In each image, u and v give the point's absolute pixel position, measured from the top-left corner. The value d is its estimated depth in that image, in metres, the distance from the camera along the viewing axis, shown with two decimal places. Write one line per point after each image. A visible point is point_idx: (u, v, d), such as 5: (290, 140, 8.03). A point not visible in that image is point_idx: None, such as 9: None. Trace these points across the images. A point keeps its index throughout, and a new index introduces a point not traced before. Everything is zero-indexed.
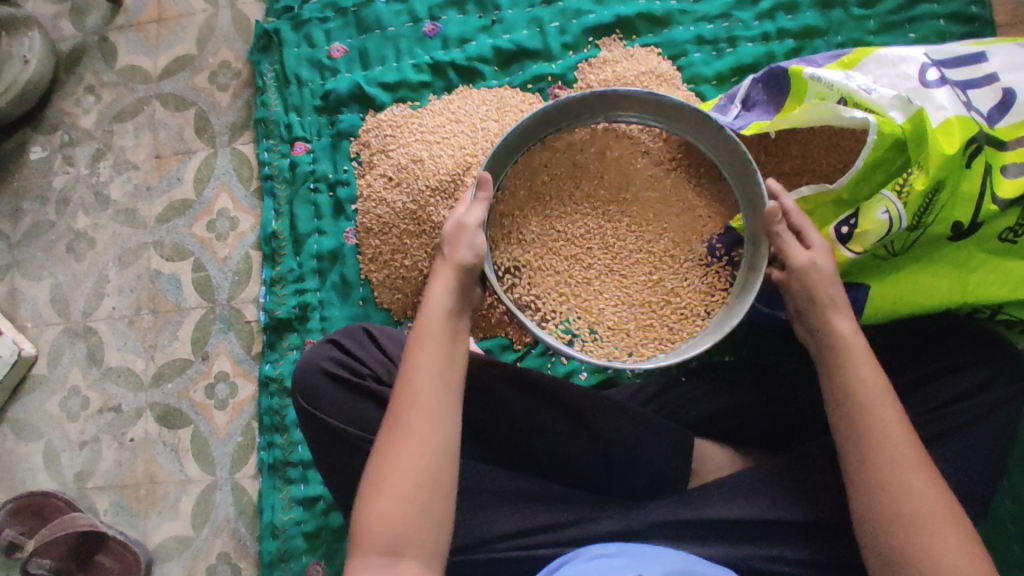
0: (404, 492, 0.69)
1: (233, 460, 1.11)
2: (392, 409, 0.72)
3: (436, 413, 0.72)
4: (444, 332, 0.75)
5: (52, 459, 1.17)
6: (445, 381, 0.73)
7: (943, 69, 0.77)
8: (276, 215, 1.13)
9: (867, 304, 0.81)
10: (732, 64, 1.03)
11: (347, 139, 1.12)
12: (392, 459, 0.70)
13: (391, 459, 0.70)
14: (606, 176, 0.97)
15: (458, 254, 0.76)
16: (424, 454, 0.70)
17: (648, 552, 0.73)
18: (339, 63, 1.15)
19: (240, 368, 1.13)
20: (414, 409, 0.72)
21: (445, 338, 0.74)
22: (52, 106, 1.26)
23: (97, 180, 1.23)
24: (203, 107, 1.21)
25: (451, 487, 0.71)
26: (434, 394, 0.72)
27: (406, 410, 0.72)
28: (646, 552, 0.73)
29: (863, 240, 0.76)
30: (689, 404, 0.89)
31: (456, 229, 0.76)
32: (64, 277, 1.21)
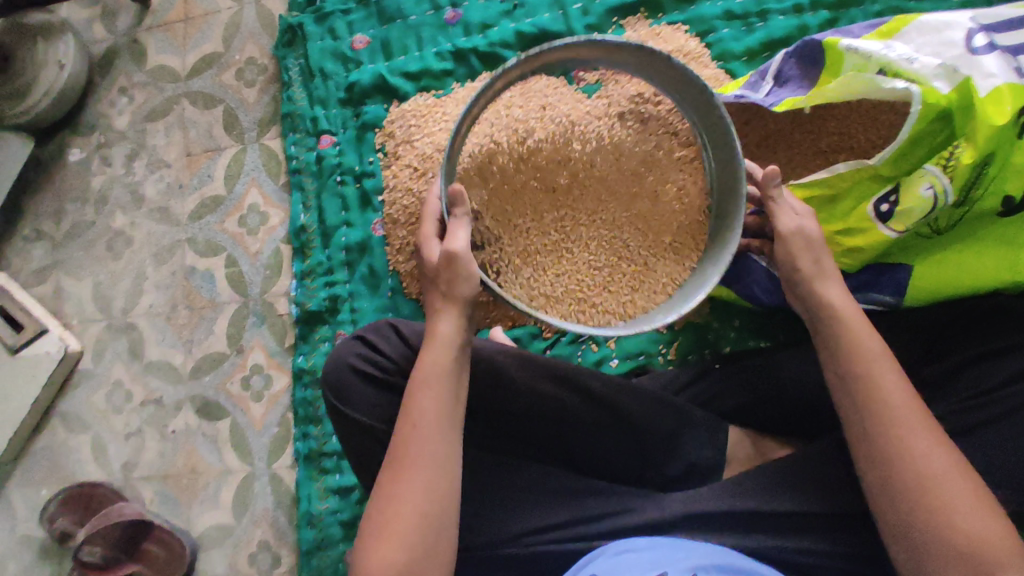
0: (399, 527, 0.66)
1: (270, 450, 1.13)
2: (393, 446, 0.71)
3: (443, 450, 0.70)
4: (448, 373, 0.73)
5: (100, 450, 1.22)
6: (447, 419, 0.72)
7: (992, 34, 0.71)
8: (304, 209, 1.14)
9: (905, 287, 0.78)
10: (763, 39, 0.99)
11: (372, 130, 1.12)
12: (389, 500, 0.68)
13: (398, 496, 0.68)
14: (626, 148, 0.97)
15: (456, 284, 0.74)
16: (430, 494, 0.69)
17: (677, 546, 0.72)
18: (362, 55, 1.15)
19: (274, 361, 1.15)
20: (419, 449, 0.70)
21: (446, 379, 0.73)
22: (88, 109, 1.29)
23: (132, 180, 1.26)
24: (231, 104, 1.22)
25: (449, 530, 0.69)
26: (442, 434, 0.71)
27: (413, 449, 0.70)
28: (674, 546, 0.72)
29: (906, 217, 0.73)
30: (721, 394, 0.88)
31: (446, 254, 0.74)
32: (104, 275, 1.25)
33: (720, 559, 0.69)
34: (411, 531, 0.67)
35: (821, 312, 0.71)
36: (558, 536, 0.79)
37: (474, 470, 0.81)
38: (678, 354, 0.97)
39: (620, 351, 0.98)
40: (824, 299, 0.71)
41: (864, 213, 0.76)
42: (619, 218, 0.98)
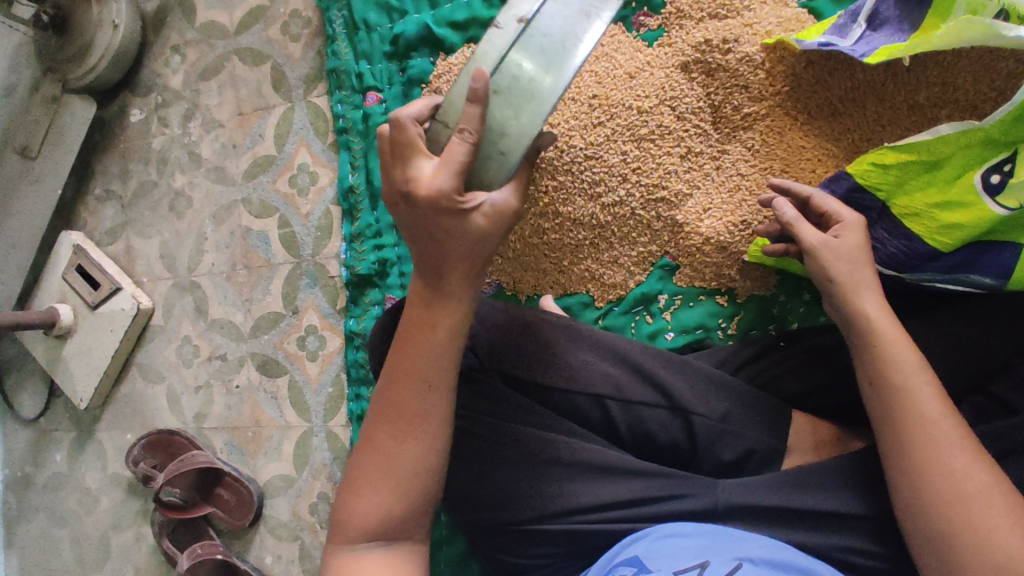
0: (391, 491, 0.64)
1: (326, 409, 1.17)
2: (385, 399, 0.65)
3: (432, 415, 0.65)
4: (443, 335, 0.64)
5: (174, 401, 1.29)
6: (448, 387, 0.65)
7: None
8: (353, 169, 1.12)
9: (1013, 269, 0.68)
10: None
11: (419, 86, 1.07)
12: (382, 461, 0.64)
13: (383, 459, 0.64)
14: (690, 98, 0.88)
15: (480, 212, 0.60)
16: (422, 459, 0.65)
17: (728, 536, 0.68)
18: (407, 3, 1.08)
19: (327, 323, 1.16)
20: (418, 413, 0.64)
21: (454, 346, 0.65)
22: (145, 68, 1.30)
23: (189, 140, 1.27)
24: (278, 60, 1.20)
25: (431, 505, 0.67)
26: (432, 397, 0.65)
27: (405, 410, 0.64)
28: (725, 536, 0.68)
29: (1020, 191, 0.62)
30: (785, 374, 0.81)
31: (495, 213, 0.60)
32: (169, 235, 1.29)
33: (780, 556, 0.64)
34: (396, 492, 0.65)
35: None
36: (605, 517, 0.77)
37: (517, 449, 0.79)
38: (740, 329, 0.90)
39: (677, 324, 0.92)
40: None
41: (970, 183, 0.65)
42: (679, 174, 0.89)
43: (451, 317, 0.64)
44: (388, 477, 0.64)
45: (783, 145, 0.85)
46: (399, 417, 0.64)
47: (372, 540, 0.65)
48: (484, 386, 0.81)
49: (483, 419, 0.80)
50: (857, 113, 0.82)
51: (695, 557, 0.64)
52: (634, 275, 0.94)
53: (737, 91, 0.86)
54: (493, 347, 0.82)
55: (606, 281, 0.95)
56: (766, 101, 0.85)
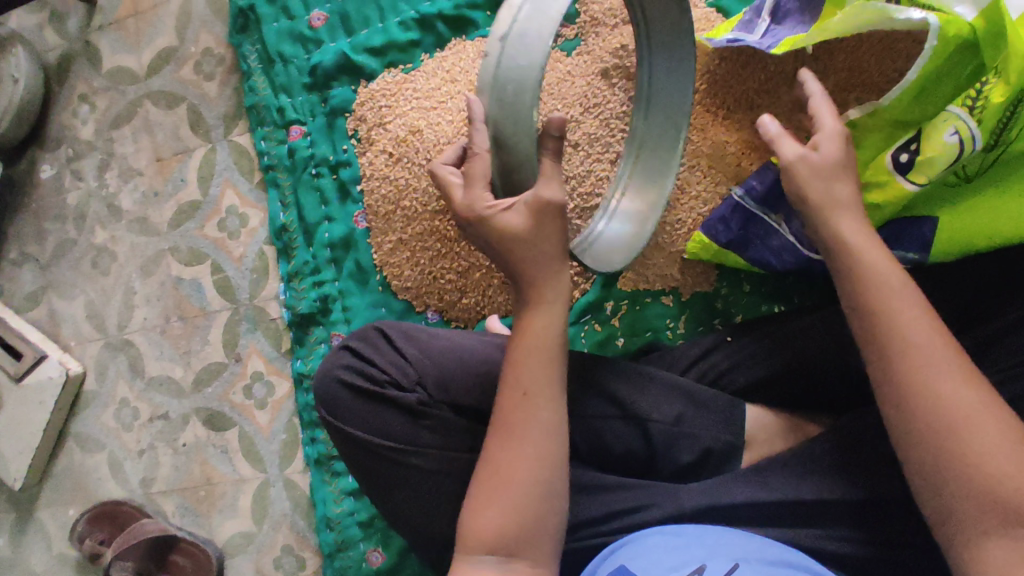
0: (515, 503, 0.63)
1: (281, 457, 1.11)
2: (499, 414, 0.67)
3: (545, 420, 0.66)
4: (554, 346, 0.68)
5: (118, 468, 1.21)
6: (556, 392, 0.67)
7: None
8: (283, 206, 1.08)
9: (932, 241, 0.70)
10: None
11: (343, 115, 1.04)
12: (500, 470, 0.64)
13: (503, 470, 0.64)
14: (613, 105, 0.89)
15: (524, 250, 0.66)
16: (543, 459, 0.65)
17: (719, 537, 0.66)
18: (321, 33, 1.05)
19: (273, 368, 1.12)
20: (526, 419, 0.66)
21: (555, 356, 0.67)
22: (52, 121, 1.24)
23: (106, 192, 1.21)
24: (193, 101, 1.15)
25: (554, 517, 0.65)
26: (542, 401, 0.66)
27: (514, 419, 0.66)
28: (717, 537, 0.66)
29: (929, 168, 0.65)
30: (733, 369, 0.81)
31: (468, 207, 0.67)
32: (94, 293, 1.22)
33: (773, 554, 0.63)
34: (513, 506, 0.63)
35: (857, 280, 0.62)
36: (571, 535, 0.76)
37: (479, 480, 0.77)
38: (687, 327, 0.90)
39: (625, 328, 0.92)
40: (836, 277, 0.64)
41: (881, 164, 0.67)
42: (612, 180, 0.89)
43: (540, 316, 0.68)
44: (503, 488, 0.64)
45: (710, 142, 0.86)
46: (511, 427, 0.66)
47: (490, 556, 0.62)
48: (436, 420, 0.79)
49: (439, 453, 0.78)
50: (773, 102, 0.83)
51: (689, 562, 0.61)
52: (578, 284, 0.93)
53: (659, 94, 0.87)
54: (441, 376, 0.79)
55: None
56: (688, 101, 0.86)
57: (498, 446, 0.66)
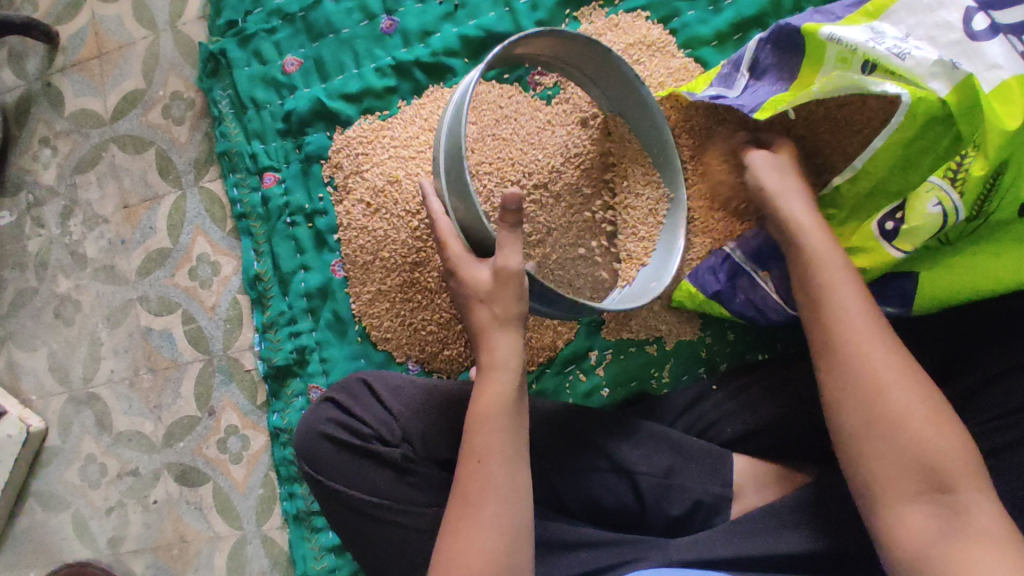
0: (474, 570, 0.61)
1: (258, 513, 1.08)
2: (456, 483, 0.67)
3: (502, 482, 0.66)
4: (508, 408, 0.69)
5: (84, 527, 1.16)
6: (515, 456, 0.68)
7: (994, 11, 0.59)
8: (257, 255, 1.05)
9: (913, 296, 0.69)
10: (733, 19, 0.86)
11: (318, 162, 1.02)
12: (459, 538, 0.64)
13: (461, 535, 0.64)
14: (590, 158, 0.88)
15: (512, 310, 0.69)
16: (508, 519, 0.65)
17: None
18: (296, 78, 1.04)
19: (248, 421, 1.08)
20: (486, 480, 0.66)
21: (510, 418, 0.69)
22: (10, 166, 1.19)
23: (70, 239, 1.16)
24: (162, 146, 1.12)
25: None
26: (497, 464, 0.67)
27: (469, 487, 0.66)
28: None
29: (913, 236, 0.65)
30: (721, 420, 0.81)
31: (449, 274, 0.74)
32: (57, 345, 1.17)
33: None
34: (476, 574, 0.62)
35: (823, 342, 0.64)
36: None
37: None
38: (673, 375, 0.90)
39: (610, 378, 0.91)
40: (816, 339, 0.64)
41: (867, 231, 0.68)
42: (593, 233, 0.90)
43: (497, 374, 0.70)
44: (471, 555, 0.62)
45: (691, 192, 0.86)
46: (470, 496, 0.66)
47: None
48: (420, 476, 0.78)
49: (422, 511, 0.76)
50: None
51: None
52: (562, 334, 0.92)
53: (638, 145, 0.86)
54: (425, 431, 0.79)
55: (535, 345, 0.91)
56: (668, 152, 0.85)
57: (455, 516, 0.65)
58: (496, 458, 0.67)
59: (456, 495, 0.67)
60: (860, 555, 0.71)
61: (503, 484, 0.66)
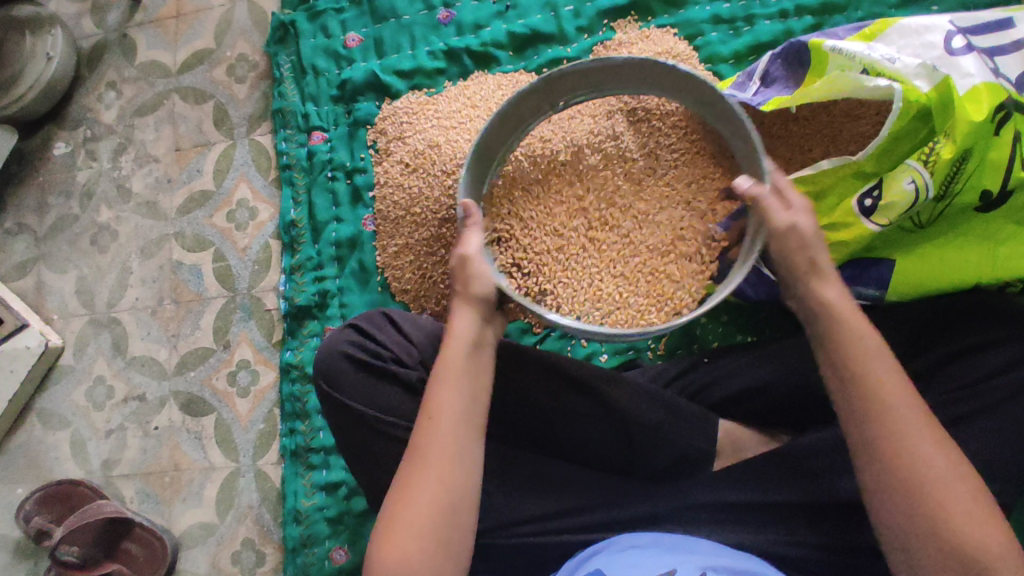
0: (422, 522, 0.68)
1: (256, 447, 1.12)
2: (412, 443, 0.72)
3: (451, 440, 0.71)
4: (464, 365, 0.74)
5: (79, 448, 1.19)
6: (469, 413, 0.73)
7: (970, 37, 0.70)
8: (295, 204, 1.14)
9: (888, 281, 0.76)
10: (750, 43, 0.99)
11: (364, 127, 1.12)
12: (414, 491, 0.69)
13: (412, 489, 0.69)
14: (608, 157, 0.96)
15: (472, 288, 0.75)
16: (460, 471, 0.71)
17: (681, 545, 0.73)
18: (355, 52, 1.15)
19: (261, 357, 1.14)
20: (436, 438, 0.71)
21: (466, 375, 0.73)
22: (75, 102, 1.28)
23: (119, 174, 1.25)
24: (221, 100, 1.23)
25: (467, 524, 0.71)
26: (450, 422, 0.71)
27: (424, 445, 0.71)
28: (678, 544, 0.73)
29: (889, 211, 0.71)
30: (711, 385, 0.87)
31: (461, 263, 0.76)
32: (88, 270, 1.23)
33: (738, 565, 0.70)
34: (425, 528, 0.68)
35: (827, 299, 0.69)
36: (553, 525, 0.81)
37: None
38: (667, 349, 0.98)
39: (610, 346, 0.99)
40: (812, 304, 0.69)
41: (848, 207, 0.73)
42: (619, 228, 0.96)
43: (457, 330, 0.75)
44: (420, 509, 0.68)
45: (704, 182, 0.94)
46: (422, 454, 0.70)
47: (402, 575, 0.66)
48: None
49: None
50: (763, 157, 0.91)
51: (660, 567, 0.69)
52: None
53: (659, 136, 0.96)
54: None
55: None
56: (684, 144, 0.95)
57: (406, 476, 0.70)
58: (451, 414, 0.72)
59: (411, 453, 0.71)
60: (820, 507, 0.79)
61: (455, 438, 0.71)
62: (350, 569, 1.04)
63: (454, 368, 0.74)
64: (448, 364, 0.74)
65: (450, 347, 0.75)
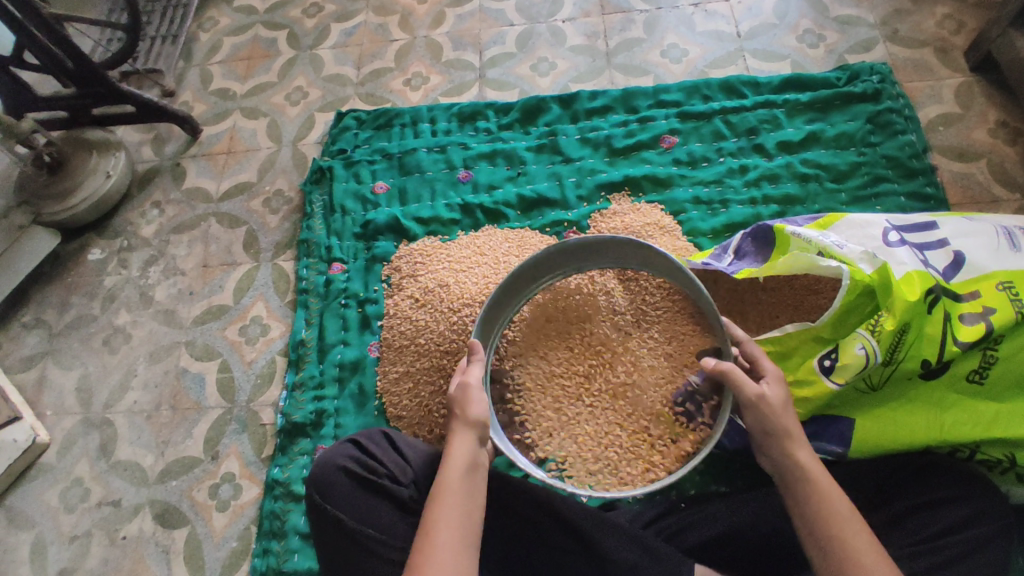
0: None
1: (224, 566, 1.09)
2: (411, 563, 0.70)
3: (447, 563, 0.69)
4: (462, 485, 0.75)
5: (37, 552, 1.14)
6: (466, 536, 0.72)
7: (903, 233, 0.85)
8: (307, 325, 1.23)
9: (849, 439, 0.83)
10: (726, 222, 1.15)
11: (381, 262, 1.24)
12: None
13: None
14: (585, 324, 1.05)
15: (470, 412, 0.81)
16: (461, 558, 0.70)
17: None
18: (381, 198, 1.31)
19: (247, 471, 1.15)
20: (439, 559, 0.69)
21: (464, 501, 0.74)
22: (118, 216, 1.41)
23: (144, 282, 1.34)
24: (253, 226, 1.36)
25: None
26: (452, 537, 0.71)
27: (425, 562, 0.69)
28: None
29: (845, 371, 0.80)
30: (688, 529, 0.90)
31: (464, 391, 0.83)
32: (94, 369, 1.27)
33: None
34: None
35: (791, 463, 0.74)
36: None
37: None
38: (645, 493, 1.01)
39: None
40: (796, 445, 0.74)
41: (809, 367, 0.83)
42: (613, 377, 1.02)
43: (462, 438, 0.79)
44: None
45: (683, 352, 1.00)
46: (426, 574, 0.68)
47: None
48: (420, 518, 0.84)
49: None
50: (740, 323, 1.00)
51: None
52: None
53: (645, 293, 1.05)
54: (433, 480, 0.86)
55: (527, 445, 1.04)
56: (667, 303, 1.03)
57: None
58: (456, 528, 0.72)
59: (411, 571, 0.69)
60: None
61: (451, 562, 0.69)
62: None
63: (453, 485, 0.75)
64: (472, 471, 0.77)
65: (448, 468, 0.76)
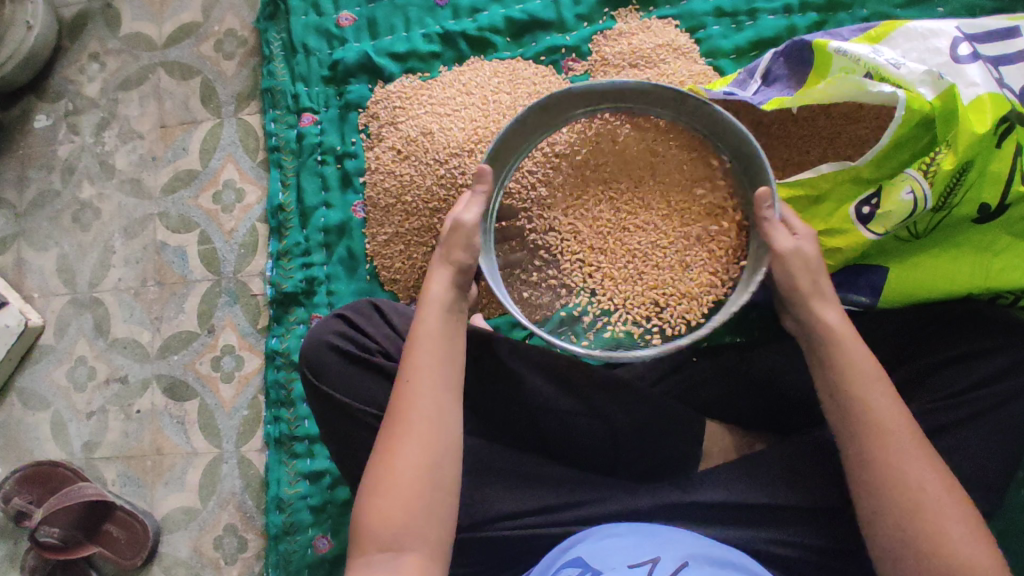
0: (407, 492, 0.67)
1: (240, 433, 1.11)
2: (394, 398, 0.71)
3: (430, 407, 0.70)
4: (445, 336, 0.73)
5: (60, 429, 1.17)
6: (448, 372, 0.72)
7: (975, 44, 0.71)
8: (283, 187, 1.12)
9: (881, 288, 0.76)
10: (753, 38, 0.97)
11: (355, 110, 1.10)
12: (395, 451, 0.68)
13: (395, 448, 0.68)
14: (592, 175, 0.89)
15: (458, 253, 0.74)
16: (444, 394, 0.71)
17: (655, 533, 0.71)
18: (348, 32, 1.12)
19: (246, 343, 1.13)
20: (421, 401, 0.70)
21: (442, 338, 0.73)
22: (56, 74, 1.24)
23: (102, 150, 1.21)
24: (208, 76, 1.19)
25: (453, 487, 0.70)
26: (434, 380, 0.71)
27: (404, 401, 0.70)
28: (653, 532, 0.71)
29: (886, 220, 0.71)
30: (702, 385, 0.86)
31: (454, 225, 0.74)
32: (70, 248, 1.20)
33: (717, 553, 0.68)
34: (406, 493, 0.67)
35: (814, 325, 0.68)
36: (535, 522, 0.78)
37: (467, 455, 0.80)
38: None
39: None
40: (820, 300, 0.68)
41: (845, 214, 0.73)
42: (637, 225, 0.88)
43: (443, 270, 0.74)
44: (405, 466, 0.68)
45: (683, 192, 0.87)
46: (407, 410, 0.70)
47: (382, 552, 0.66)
48: None
49: None
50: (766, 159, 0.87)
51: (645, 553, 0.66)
52: None
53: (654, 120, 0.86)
54: None
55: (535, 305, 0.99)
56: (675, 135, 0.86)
57: (393, 425, 0.70)
58: (436, 363, 0.72)
59: (394, 409, 0.70)
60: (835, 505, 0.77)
61: (433, 398, 0.70)
62: (333, 557, 1.03)
63: (433, 331, 0.72)
64: (451, 309, 0.74)
65: (426, 311, 0.73)
